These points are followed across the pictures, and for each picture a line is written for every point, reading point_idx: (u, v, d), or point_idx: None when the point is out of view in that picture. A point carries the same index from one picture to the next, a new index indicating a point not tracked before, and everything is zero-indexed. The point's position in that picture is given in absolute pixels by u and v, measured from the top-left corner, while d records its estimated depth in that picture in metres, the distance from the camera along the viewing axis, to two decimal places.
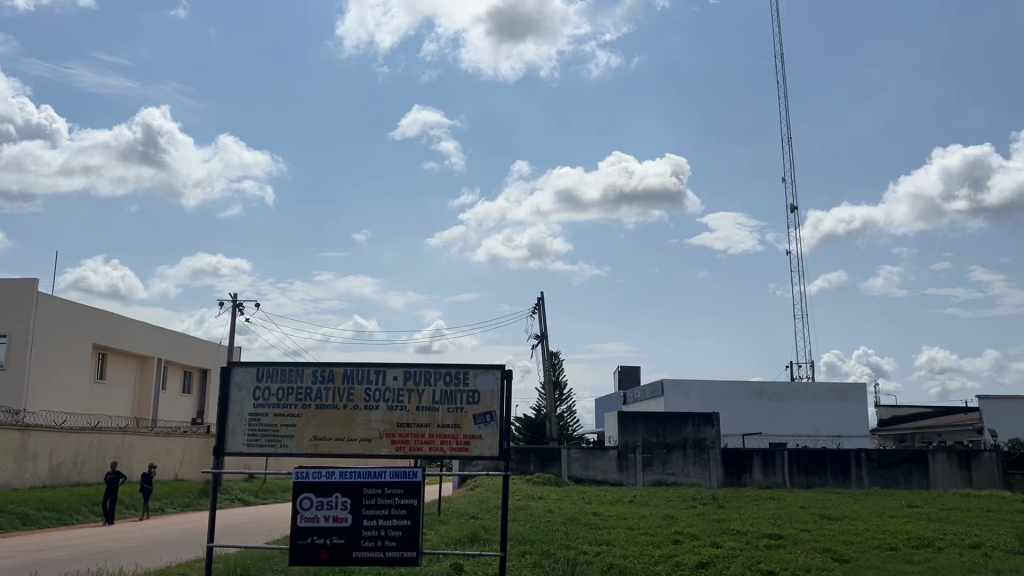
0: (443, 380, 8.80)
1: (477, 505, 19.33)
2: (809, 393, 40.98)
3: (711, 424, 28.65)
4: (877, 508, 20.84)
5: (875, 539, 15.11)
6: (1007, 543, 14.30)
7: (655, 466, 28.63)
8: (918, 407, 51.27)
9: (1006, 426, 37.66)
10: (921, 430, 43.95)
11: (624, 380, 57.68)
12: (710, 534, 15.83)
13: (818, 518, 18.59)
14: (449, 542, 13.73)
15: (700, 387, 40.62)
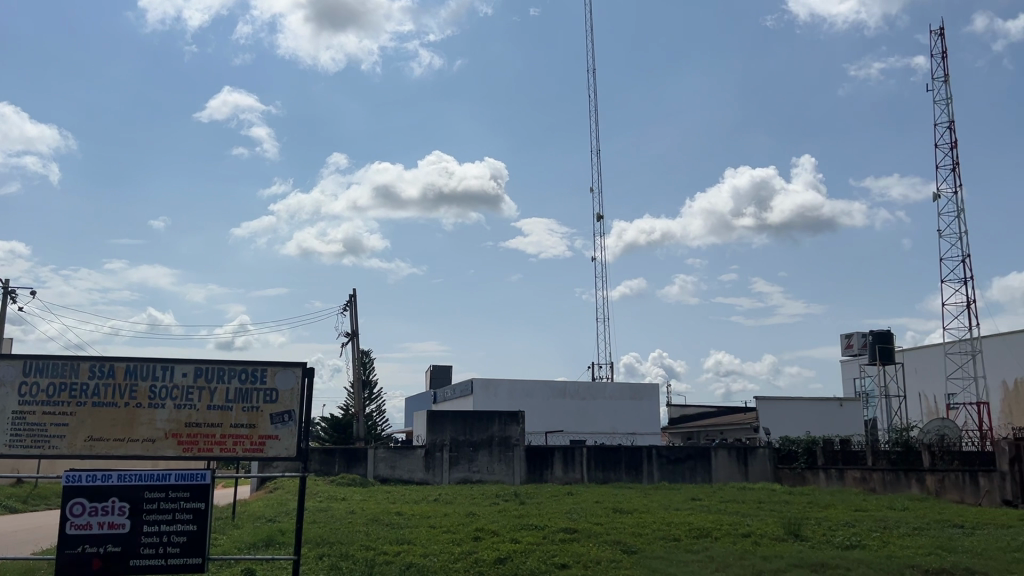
0: (238, 378, 8.43)
1: (274, 506, 18.69)
2: (608, 392, 43.05)
3: (516, 422, 29.31)
4: (663, 501, 22.23)
5: (660, 530, 16.11)
6: (773, 531, 15.74)
7: (460, 464, 28.94)
8: (704, 407, 55.37)
9: (778, 424, 41.63)
10: (706, 428, 47.48)
11: (434, 380, 57.98)
12: (509, 530, 16.19)
13: (610, 512, 19.54)
14: (242, 545, 13.16)
15: (508, 386, 41.56)
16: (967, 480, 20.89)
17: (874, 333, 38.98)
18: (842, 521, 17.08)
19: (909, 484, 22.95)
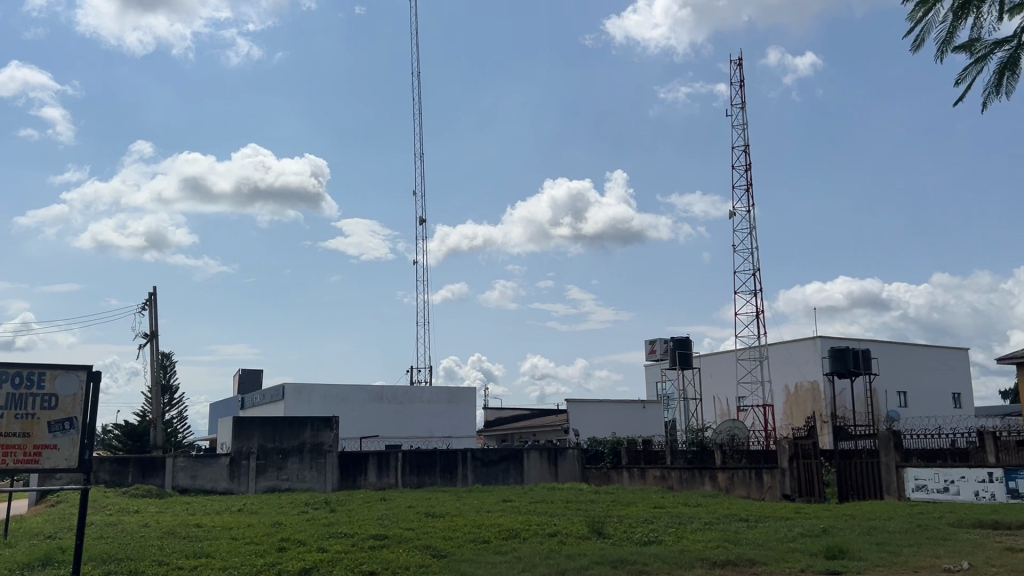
0: (11, 382, 7.62)
1: (55, 522, 17.10)
2: (425, 396, 43.01)
3: (329, 428, 28.59)
4: (475, 504, 22.42)
5: (470, 533, 16.24)
6: (578, 530, 16.31)
7: (269, 472, 27.85)
8: (518, 410, 56.62)
9: (587, 425, 43.28)
10: (519, 431, 48.55)
11: (243, 385, 55.53)
12: (317, 539, 15.71)
13: (422, 516, 19.50)
14: (14, 566, 11.90)
15: (321, 390, 40.47)
16: (753, 477, 22.64)
17: (675, 340, 41.44)
18: (642, 518, 18.00)
19: (702, 482, 24.55)
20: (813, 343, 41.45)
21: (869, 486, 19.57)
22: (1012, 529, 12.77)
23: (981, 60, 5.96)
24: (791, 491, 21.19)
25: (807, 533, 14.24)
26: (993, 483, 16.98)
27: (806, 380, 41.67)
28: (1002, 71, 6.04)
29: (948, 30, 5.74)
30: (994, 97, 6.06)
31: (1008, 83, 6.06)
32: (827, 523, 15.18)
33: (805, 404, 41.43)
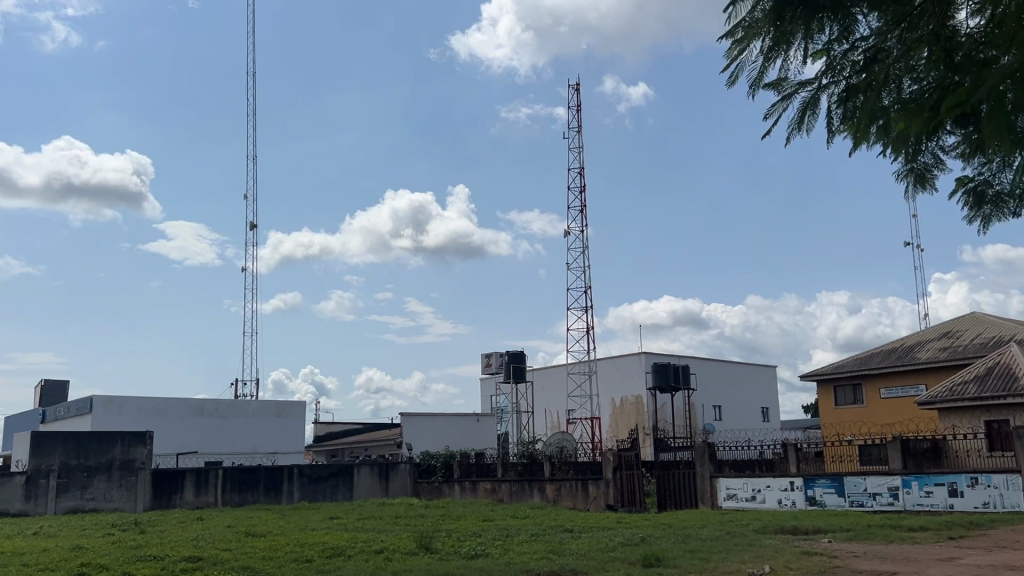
0: None
1: None
2: (250, 409, 41.25)
3: (143, 444, 26.78)
4: (301, 522, 21.69)
5: (293, 552, 15.65)
6: (406, 545, 16.12)
7: (72, 491, 25.77)
8: (349, 424, 55.49)
9: (419, 439, 43.04)
10: (350, 445, 47.55)
11: (46, 397, 51.09)
12: (123, 564, 14.63)
13: (241, 536, 18.62)
14: None
15: (135, 403, 37.93)
16: (579, 488, 23.24)
17: (509, 354, 42.00)
18: (470, 531, 18.05)
19: (531, 493, 24.96)
20: (639, 358, 43.32)
21: (685, 496, 20.56)
22: (809, 533, 13.83)
23: (787, 98, 6.45)
24: (614, 501, 21.94)
25: (628, 542, 14.80)
26: (794, 491, 18.33)
27: (631, 394, 43.45)
28: (803, 110, 6.55)
29: (759, 69, 6.16)
30: (797, 133, 6.57)
31: (809, 121, 6.58)
32: (646, 532, 15.83)
33: (630, 417, 43.16)
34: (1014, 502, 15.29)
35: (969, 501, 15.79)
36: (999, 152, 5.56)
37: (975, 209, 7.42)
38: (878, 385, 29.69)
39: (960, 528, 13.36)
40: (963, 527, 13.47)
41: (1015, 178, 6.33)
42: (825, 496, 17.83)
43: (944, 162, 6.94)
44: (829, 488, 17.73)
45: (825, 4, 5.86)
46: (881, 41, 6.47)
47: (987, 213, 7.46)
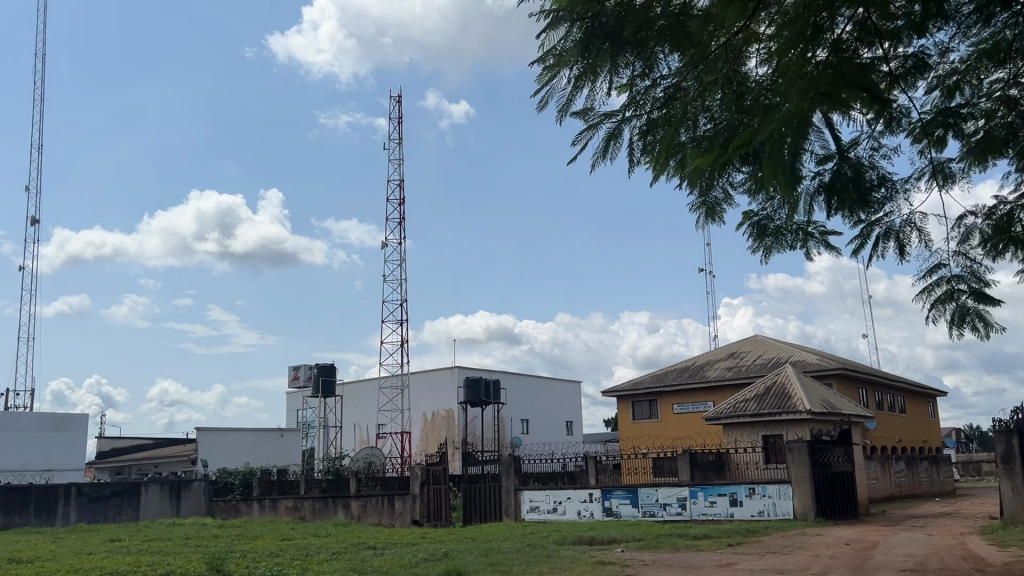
0: None
1: None
2: (22, 423, 37.50)
3: None
4: (76, 545, 19.92)
5: None
6: (195, 568, 15.18)
7: None
8: (139, 439, 51.81)
9: (215, 456, 40.88)
10: (138, 462, 44.34)
11: None
12: None
13: (3, 563, 16.77)
14: None
15: None
16: (385, 504, 22.93)
17: (318, 366, 40.82)
18: (267, 552, 17.29)
19: (334, 510, 24.36)
20: (451, 372, 43.58)
21: (489, 510, 20.82)
22: (603, 544, 14.41)
23: (594, 127, 6.74)
24: (420, 516, 21.84)
25: (430, 558, 14.75)
26: (592, 503, 19.06)
27: (442, 409, 43.57)
28: (607, 139, 6.87)
29: (567, 97, 6.37)
30: (602, 162, 6.87)
31: (613, 151, 6.91)
32: (448, 546, 15.85)
33: (440, 431, 43.30)
34: (785, 510, 16.73)
35: (747, 509, 17.10)
36: (777, 191, 6.09)
37: (758, 240, 8.05)
38: (672, 401, 31.59)
39: (737, 535, 14.44)
40: (740, 534, 14.55)
41: (790, 214, 6.95)
42: (620, 507, 18.63)
43: (732, 198, 7.52)
44: (624, 499, 18.56)
45: (629, 41, 6.18)
46: (679, 81, 6.89)
47: (768, 245, 8.10)
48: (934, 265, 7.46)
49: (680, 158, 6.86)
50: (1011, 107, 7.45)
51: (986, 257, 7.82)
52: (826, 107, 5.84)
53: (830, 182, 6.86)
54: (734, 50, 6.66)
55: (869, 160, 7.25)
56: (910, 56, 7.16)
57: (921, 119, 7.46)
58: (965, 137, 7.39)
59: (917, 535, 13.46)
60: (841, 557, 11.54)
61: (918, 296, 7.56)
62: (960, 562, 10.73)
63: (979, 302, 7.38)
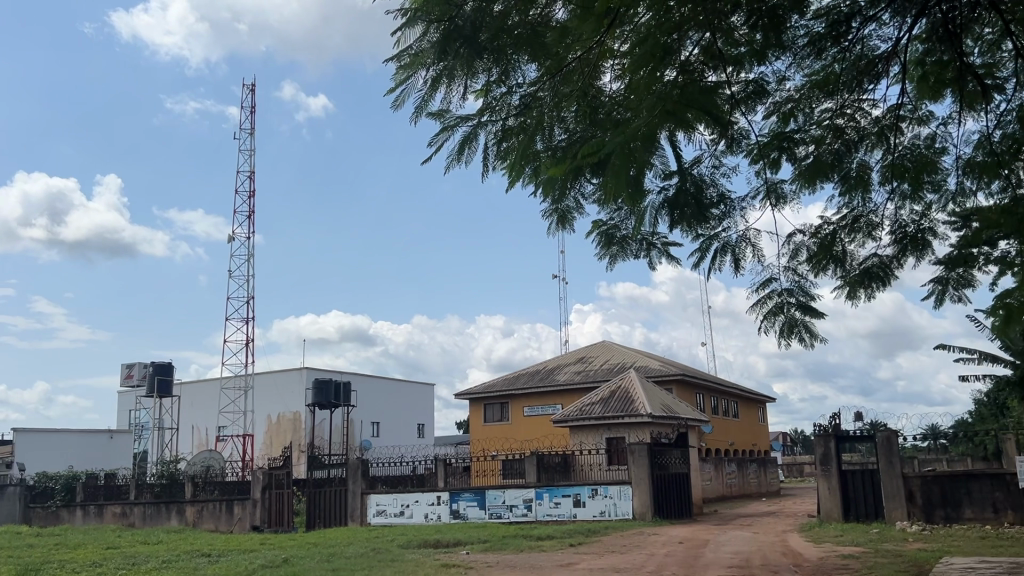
0: None
1: None
2: None
3: None
4: None
5: None
6: None
7: None
8: None
9: (34, 459, 37.87)
10: None
11: None
12: None
13: None
14: None
15: None
16: (223, 509, 21.95)
17: (155, 365, 38.66)
18: (89, 561, 16.15)
19: (167, 517, 23.10)
20: (299, 373, 42.40)
21: (334, 514, 20.39)
22: (448, 546, 14.41)
23: (449, 129, 6.73)
24: (260, 522, 21.03)
25: (268, 564, 14.25)
26: (440, 506, 19.04)
27: (288, 411, 42.29)
28: (461, 143, 6.87)
29: (423, 97, 6.33)
30: (456, 164, 6.87)
31: (468, 154, 6.92)
32: (288, 552, 15.36)
33: (285, 434, 42.02)
34: (625, 510, 17.32)
35: (590, 509, 17.59)
36: (622, 205, 6.28)
37: (605, 248, 8.29)
38: (522, 405, 32.08)
39: (579, 536, 14.83)
40: (582, 535, 14.93)
41: (635, 225, 7.19)
42: (467, 509, 18.71)
43: (583, 206, 7.71)
44: (472, 501, 18.66)
45: (486, 47, 6.18)
46: (536, 90, 6.99)
47: (614, 253, 8.37)
48: (767, 279, 7.94)
49: (534, 167, 6.96)
50: (838, 135, 8.02)
51: (810, 272, 8.39)
52: (671, 126, 6.07)
53: (674, 198, 7.16)
54: (589, 65, 6.82)
55: (710, 177, 7.61)
56: (750, 82, 7.58)
57: (758, 142, 7.91)
58: (796, 161, 7.90)
59: (744, 533, 14.27)
60: (675, 555, 12.08)
61: (752, 307, 8.02)
62: (781, 558, 11.48)
63: (805, 314, 7.92)
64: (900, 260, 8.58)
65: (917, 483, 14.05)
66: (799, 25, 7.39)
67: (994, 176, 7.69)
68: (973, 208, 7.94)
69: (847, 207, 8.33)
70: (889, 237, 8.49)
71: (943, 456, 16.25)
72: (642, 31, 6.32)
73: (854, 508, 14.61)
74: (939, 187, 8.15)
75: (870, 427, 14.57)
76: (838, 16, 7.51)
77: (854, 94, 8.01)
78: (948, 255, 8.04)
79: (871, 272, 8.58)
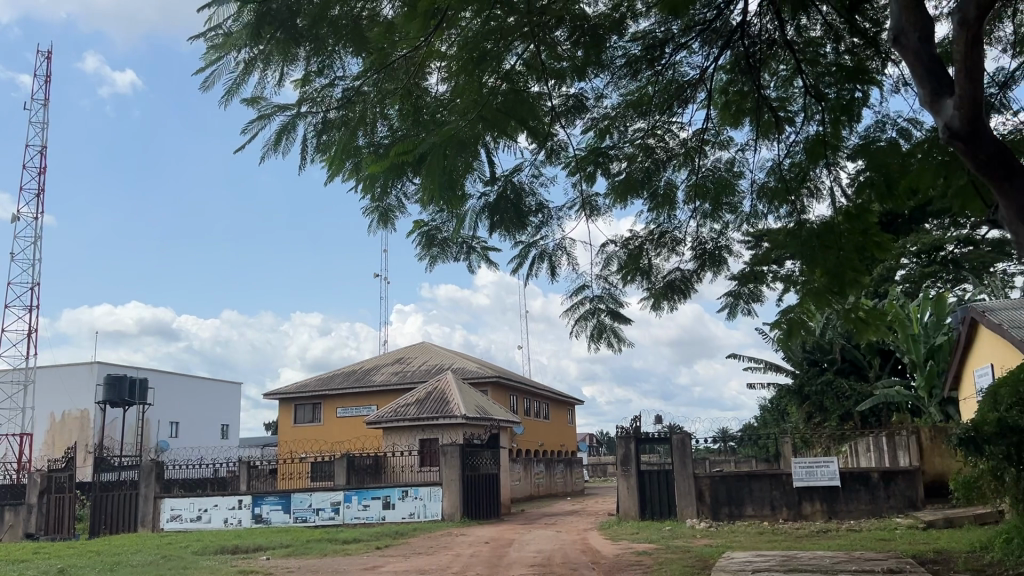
0: None
1: None
2: None
3: None
4: None
5: None
6: None
7: None
8: None
9: None
10: None
11: None
12: None
13: None
14: None
15: None
16: None
17: None
18: None
19: None
20: (90, 368, 39.21)
21: (123, 520, 18.98)
22: (247, 552, 13.79)
23: (264, 117, 6.43)
24: (35, 530, 19.18)
25: None
26: (241, 510, 18.18)
27: (75, 409, 39.00)
28: (279, 133, 6.61)
29: (234, 81, 6.02)
30: (271, 154, 6.59)
31: (285, 145, 6.66)
32: (66, 562, 14.13)
33: (70, 433, 38.71)
34: (434, 511, 17.35)
35: (398, 512, 17.45)
36: (441, 206, 6.28)
37: (425, 249, 8.24)
38: (335, 405, 31.39)
39: (386, 538, 14.66)
40: (389, 537, 14.78)
41: (455, 228, 7.21)
42: (271, 513, 18.00)
43: (405, 206, 7.63)
44: (276, 505, 17.98)
45: (304, 35, 5.95)
46: (360, 85, 6.84)
47: (434, 255, 8.34)
48: (580, 286, 8.20)
49: (355, 163, 6.81)
50: (648, 154, 8.42)
51: (619, 282, 8.78)
52: (491, 133, 6.15)
53: (495, 204, 7.26)
54: (414, 64, 6.74)
55: (530, 186, 7.75)
56: (570, 96, 7.77)
57: (575, 155, 8.14)
58: (610, 176, 8.23)
59: (547, 532, 14.70)
60: (480, 555, 12.24)
61: (566, 312, 8.26)
62: (580, 556, 11.94)
63: (614, 321, 8.26)
64: (700, 274, 9.15)
65: (707, 483, 15.05)
66: (617, 46, 7.66)
67: (783, 201, 8.38)
68: (764, 229, 8.60)
69: (654, 223, 8.77)
70: (690, 252, 9.02)
71: (731, 458, 17.52)
72: (467, 38, 6.36)
73: (650, 506, 15.42)
74: (735, 208, 8.75)
75: (668, 430, 15.44)
76: (653, 41, 7.94)
77: (665, 116, 8.46)
78: (740, 271, 8.66)
79: (674, 285, 9.09)
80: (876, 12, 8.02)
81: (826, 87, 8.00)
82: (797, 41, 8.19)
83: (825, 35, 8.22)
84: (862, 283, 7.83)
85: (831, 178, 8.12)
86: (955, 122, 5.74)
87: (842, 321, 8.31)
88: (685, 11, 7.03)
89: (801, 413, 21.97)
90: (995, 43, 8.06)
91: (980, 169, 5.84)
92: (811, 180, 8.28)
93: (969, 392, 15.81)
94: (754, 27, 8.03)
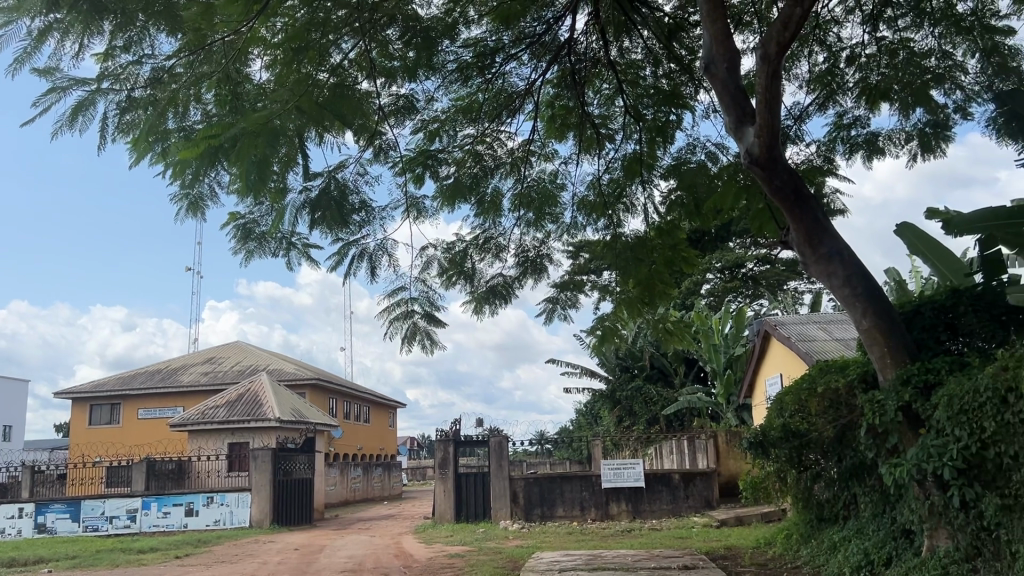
0: None
1: None
2: None
3: None
4: None
5: None
6: None
7: None
8: None
9: None
10: None
11: None
12: None
13: None
14: None
15: None
16: None
17: None
18: None
19: None
20: None
21: None
22: (27, 565, 12.55)
23: (59, 91, 5.89)
24: None
25: None
26: (21, 519, 16.57)
27: None
28: (75, 110, 6.05)
29: (26, 51, 5.46)
30: (65, 132, 6.03)
31: (81, 123, 6.11)
32: None
33: None
34: (241, 518, 16.63)
35: (202, 519, 16.55)
36: (258, 198, 6.05)
37: (241, 243, 7.86)
38: (137, 406, 29.35)
39: (186, 547, 13.83)
40: (190, 546, 13.95)
41: (274, 222, 6.95)
42: (56, 522, 16.52)
43: (218, 196, 7.24)
44: (63, 513, 16.49)
45: (110, 8, 5.46)
46: (172, 65, 6.40)
47: (250, 249, 7.95)
48: (399, 286, 8.13)
49: (163, 147, 6.36)
50: (477, 160, 8.46)
51: (440, 286, 8.77)
52: (313, 126, 5.99)
53: (316, 199, 7.06)
54: (234, 49, 6.40)
55: (354, 184, 7.57)
56: (401, 96, 7.65)
57: (404, 156, 8.02)
58: (438, 179, 8.21)
59: (361, 537, 14.43)
60: (288, 563, 11.83)
61: (384, 313, 8.16)
62: (392, 560, 11.82)
63: (430, 323, 8.25)
64: (520, 281, 9.31)
65: (521, 485, 15.37)
66: (448, 50, 7.63)
67: (601, 214, 8.71)
68: (583, 240, 8.87)
69: (480, 228, 8.84)
70: (513, 260, 9.18)
71: (546, 460, 17.98)
72: (292, 28, 6.13)
73: (465, 509, 15.54)
74: (557, 218, 8.99)
75: (486, 433, 15.62)
76: (484, 49, 8.00)
77: (494, 124, 8.56)
78: (560, 279, 8.88)
79: (496, 290, 9.21)
80: (691, 40, 8.49)
81: (644, 108, 8.38)
82: (620, 62, 8.52)
83: (645, 58, 8.57)
84: (670, 295, 8.29)
85: (646, 195, 8.54)
86: (755, 148, 6.18)
87: (651, 331, 8.73)
88: (516, 21, 7.15)
89: (612, 417, 22.91)
90: (793, 79, 8.74)
91: (774, 195, 6.32)
92: (628, 196, 8.65)
93: (761, 400, 17.12)
94: (581, 45, 8.33)
